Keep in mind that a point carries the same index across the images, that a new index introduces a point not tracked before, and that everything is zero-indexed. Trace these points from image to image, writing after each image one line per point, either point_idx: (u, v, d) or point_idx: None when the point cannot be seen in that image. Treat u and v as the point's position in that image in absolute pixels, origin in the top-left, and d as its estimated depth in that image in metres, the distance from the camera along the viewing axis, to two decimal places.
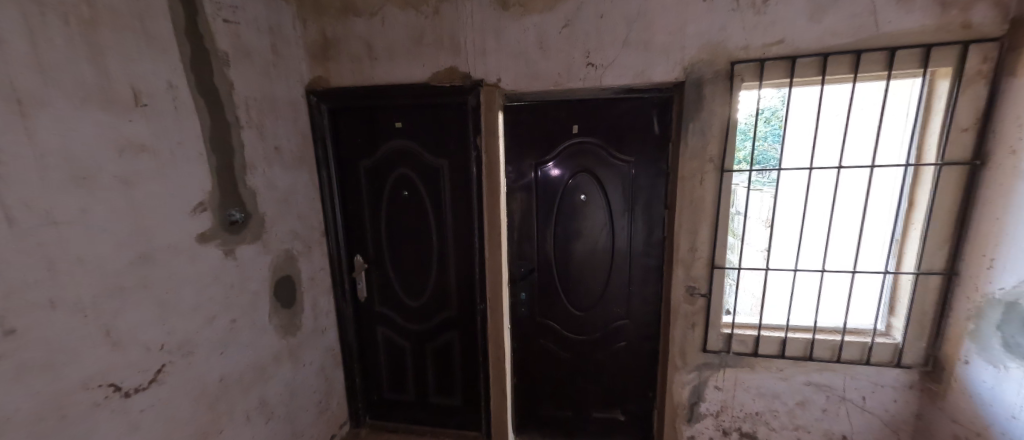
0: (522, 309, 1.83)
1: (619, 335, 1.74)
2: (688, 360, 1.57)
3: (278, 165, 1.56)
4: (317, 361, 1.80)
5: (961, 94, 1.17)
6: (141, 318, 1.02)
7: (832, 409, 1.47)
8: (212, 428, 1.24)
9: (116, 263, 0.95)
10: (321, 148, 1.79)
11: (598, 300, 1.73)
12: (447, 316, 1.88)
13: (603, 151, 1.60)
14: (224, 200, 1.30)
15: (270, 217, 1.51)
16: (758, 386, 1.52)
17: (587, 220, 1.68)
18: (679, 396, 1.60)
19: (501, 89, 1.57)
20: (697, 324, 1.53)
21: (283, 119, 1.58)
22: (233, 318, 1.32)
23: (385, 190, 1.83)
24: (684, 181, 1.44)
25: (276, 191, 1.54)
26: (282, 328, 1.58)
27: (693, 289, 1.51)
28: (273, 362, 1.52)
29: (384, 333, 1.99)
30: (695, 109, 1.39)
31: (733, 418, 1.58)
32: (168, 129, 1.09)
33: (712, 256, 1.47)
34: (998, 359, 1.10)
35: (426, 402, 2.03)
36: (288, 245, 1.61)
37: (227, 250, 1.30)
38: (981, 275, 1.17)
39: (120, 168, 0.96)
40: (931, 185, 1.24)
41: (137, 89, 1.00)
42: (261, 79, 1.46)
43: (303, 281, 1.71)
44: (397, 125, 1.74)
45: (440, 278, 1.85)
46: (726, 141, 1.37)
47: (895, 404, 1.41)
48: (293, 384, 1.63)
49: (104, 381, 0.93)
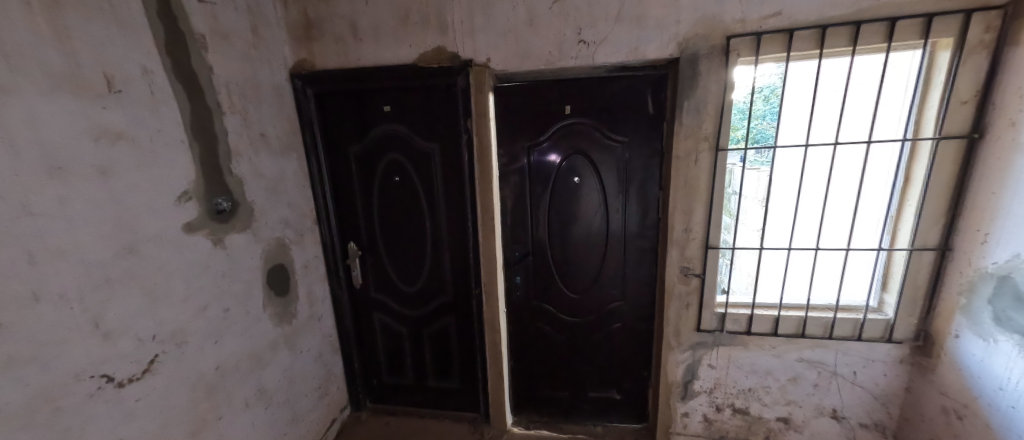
0: (518, 293, 1.83)
1: (614, 317, 1.75)
2: (682, 340, 1.58)
3: (264, 152, 1.52)
4: (315, 348, 1.81)
5: (961, 66, 1.14)
6: (130, 309, 1.01)
7: (823, 385, 1.49)
8: (211, 415, 1.25)
9: (100, 255, 0.94)
10: (310, 134, 1.75)
11: (593, 281, 1.73)
12: (443, 301, 1.88)
13: (597, 131, 1.57)
14: (210, 189, 1.27)
15: (259, 205, 1.49)
16: (751, 364, 1.54)
17: (582, 202, 1.66)
18: (673, 374, 1.62)
19: (491, 69, 1.52)
20: (691, 304, 1.54)
21: (268, 105, 1.54)
22: (226, 307, 1.32)
23: (376, 176, 1.80)
24: (679, 161, 1.42)
25: (263, 178, 1.51)
26: (278, 316, 1.58)
27: (687, 270, 1.51)
28: (270, 349, 1.53)
29: (380, 319, 2.00)
30: (690, 86, 1.35)
31: (726, 394, 1.60)
32: (146, 115, 1.05)
33: (706, 236, 1.46)
34: (988, 333, 1.11)
35: (425, 385, 2.06)
36: (279, 233, 1.60)
37: (216, 239, 1.29)
38: (975, 250, 1.17)
39: (97, 157, 0.93)
40: (928, 160, 1.22)
41: (109, 74, 0.96)
42: (241, 63, 1.40)
43: (297, 270, 1.70)
44: (385, 109, 1.70)
45: (434, 264, 1.84)
46: (721, 119, 1.35)
47: (885, 378, 1.43)
48: (292, 371, 1.65)
49: (96, 372, 0.93)
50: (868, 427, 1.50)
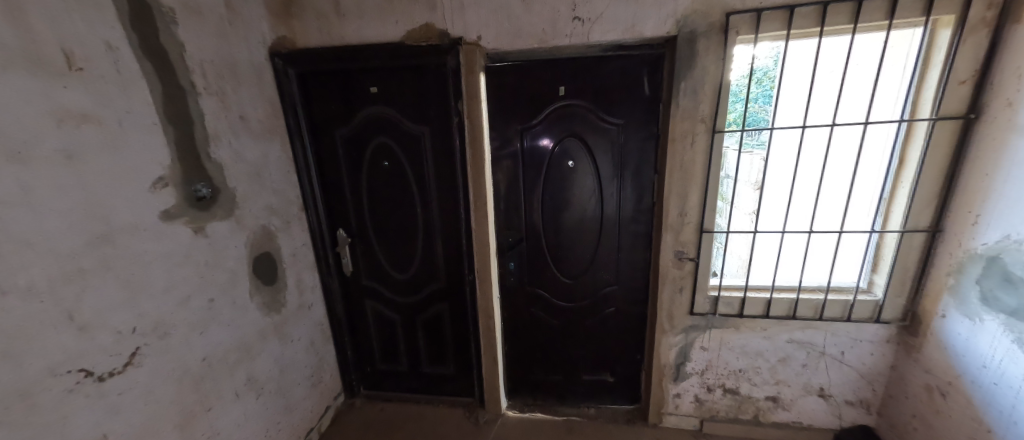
0: (512, 278, 1.80)
1: (608, 302, 1.75)
2: (675, 323, 1.59)
3: (245, 136, 1.46)
4: (306, 336, 1.79)
5: (962, 44, 1.11)
6: (106, 302, 0.97)
7: (812, 364, 1.51)
8: (199, 406, 1.23)
9: (72, 245, 0.89)
10: (293, 116, 1.68)
11: (587, 266, 1.72)
12: (436, 288, 1.86)
13: (591, 112, 1.53)
14: (187, 175, 1.21)
15: (241, 192, 1.43)
16: (743, 345, 1.55)
17: (575, 187, 1.63)
18: (666, 356, 1.64)
19: (483, 48, 1.45)
20: (684, 287, 1.54)
21: (246, 86, 1.46)
22: (210, 297, 1.29)
23: (364, 160, 1.74)
24: (675, 143, 1.39)
25: (245, 163, 1.45)
26: (266, 305, 1.55)
27: (681, 254, 1.50)
28: (259, 339, 1.50)
29: (373, 307, 1.97)
30: (687, 65, 1.31)
31: (717, 375, 1.63)
32: (113, 96, 0.98)
33: (701, 220, 1.45)
34: (974, 312, 1.13)
35: (420, 371, 2.05)
36: (265, 220, 1.55)
37: (196, 227, 1.24)
38: (966, 231, 1.18)
39: (60, 141, 0.86)
40: (923, 141, 1.21)
41: (69, 50, 0.88)
42: (215, 40, 1.32)
43: (284, 258, 1.65)
44: (372, 90, 1.63)
45: (427, 250, 1.81)
46: (719, 100, 1.31)
47: (873, 357, 1.45)
48: (282, 360, 1.63)
49: (73, 367, 0.89)
50: (854, 405, 1.54)
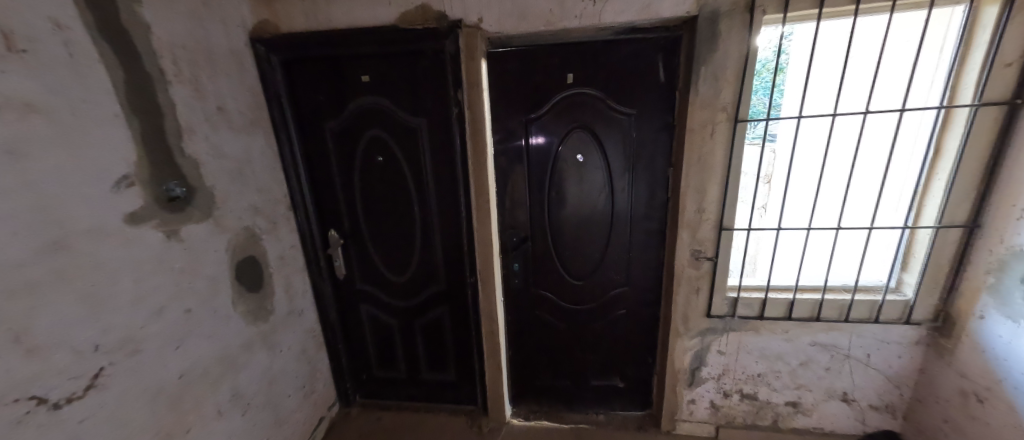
0: (516, 280, 1.70)
1: (619, 304, 1.65)
2: (691, 326, 1.50)
3: (225, 130, 1.33)
4: (297, 345, 1.68)
5: (1011, 21, 1.01)
6: (62, 319, 0.84)
7: (835, 368, 1.43)
8: (177, 428, 1.11)
9: (20, 255, 0.76)
10: (279, 109, 1.55)
11: (596, 266, 1.62)
12: (435, 291, 1.75)
13: (599, 102, 1.42)
14: (158, 172, 1.08)
15: (221, 191, 1.31)
16: (763, 349, 1.47)
17: (585, 182, 1.52)
18: (680, 361, 1.55)
19: (484, 32, 1.33)
20: (701, 289, 1.45)
21: (224, 74, 1.33)
22: (187, 307, 1.17)
23: (357, 156, 1.61)
24: (694, 134, 1.29)
25: (225, 160, 1.32)
26: (252, 313, 1.43)
27: (699, 253, 1.41)
28: (244, 351, 1.39)
29: (368, 312, 1.85)
30: (708, 49, 1.20)
31: (734, 380, 1.54)
32: (65, 82, 0.85)
33: (721, 216, 1.35)
34: (1017, 313, 1.05)
35: (419, 378, 1.95)
36: (248, 222, 1.43)
37: (169, 231, 1.12)
38: (1009, 226, 1.09)
39: (3, 132, 0.73)
40: (964, 130, 1.12)
41: (9, 28, 0.74)
42: (186, 22, 1.18)
43: (271, 262, 1.53)
44: (364, 79, 1.50)
45: (425, 252, 1.69)
46: (742, 87, 1.21)
47: (901, 360, 1.37)
48: (271, 371, 1.51)
49: (25, 394, 0.77)
50: (878, 409, 1.47)
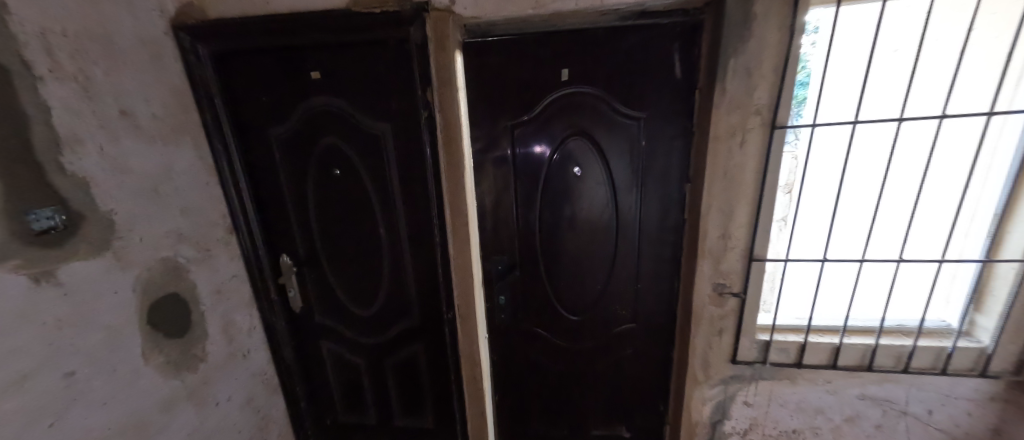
0: (503, 315, 1.43)
1: (624, 343, 1.39)
2: (712, 373, 1.24)
3: (133, 137, 1.05)
4: (241, 394, 1.40)
5: None
6: None
7: (887, 425, 1.18)
8: None
9: None
10: (211, 112, 1.27)
11: (597, 299, 1.36)
12: (407, 327, 1.47)
13: (582, 108, 1.18)
14: (20, 196, 0.79)
15: (124, 216, 1.03)
16: (799, 401, 1.21)
17: (583, 200, 1.26)
18: (698, 414, 1.29)
19: (457, 16, 1.06)
20: (725, 330, 1.19)
21: (130, 68, 1.05)
22: (70, 370, 0.88)
23: (309, 168, 1.34)
24: (720, 143, 1.03)
25: (131, 177, 1.04)
26: (173, 365, 1.15)
27: (722, 288, 1.15)
28: (162, 414, 1.11)
29: (330, 349, 1.58)
30: (740, 35, 0.94)
31: (763, 436, 1.29)
32: None
33: (751, 245, 1.09)
34: None
35: (392, 424, 1.68)
36: (167, 252, 1.15)
37: (39, 275, 0.82)
38: None
39: None
40: None
41: None
42: None
43: (202, 299, 1.26)
44: (314, 76, 1.23)
45: (394, 282, 1.42)
46: (783, 83, 0.94)
47: (969, 418, 1.12)
48: (202, 433, 1.24)
49: None
50: None
